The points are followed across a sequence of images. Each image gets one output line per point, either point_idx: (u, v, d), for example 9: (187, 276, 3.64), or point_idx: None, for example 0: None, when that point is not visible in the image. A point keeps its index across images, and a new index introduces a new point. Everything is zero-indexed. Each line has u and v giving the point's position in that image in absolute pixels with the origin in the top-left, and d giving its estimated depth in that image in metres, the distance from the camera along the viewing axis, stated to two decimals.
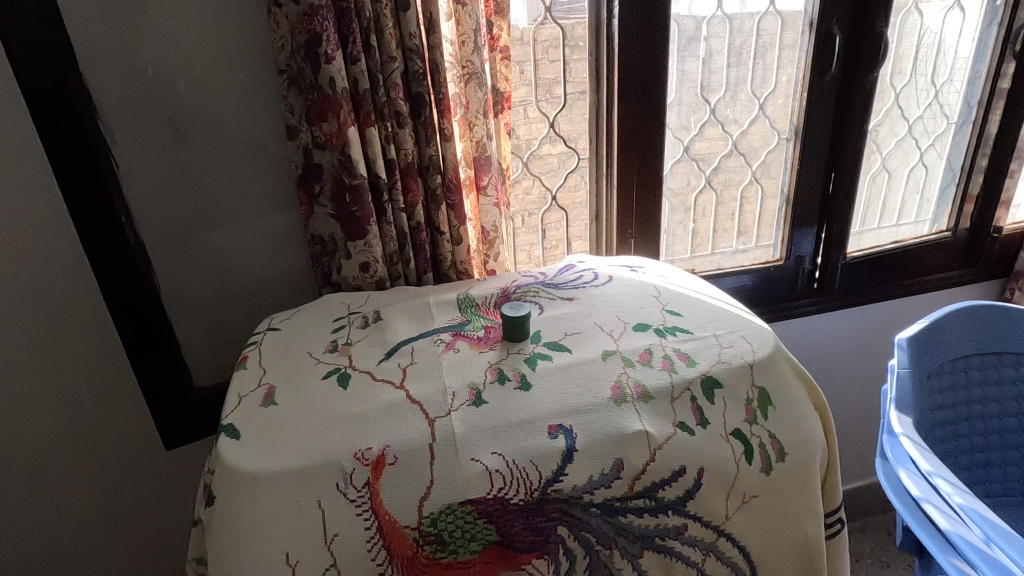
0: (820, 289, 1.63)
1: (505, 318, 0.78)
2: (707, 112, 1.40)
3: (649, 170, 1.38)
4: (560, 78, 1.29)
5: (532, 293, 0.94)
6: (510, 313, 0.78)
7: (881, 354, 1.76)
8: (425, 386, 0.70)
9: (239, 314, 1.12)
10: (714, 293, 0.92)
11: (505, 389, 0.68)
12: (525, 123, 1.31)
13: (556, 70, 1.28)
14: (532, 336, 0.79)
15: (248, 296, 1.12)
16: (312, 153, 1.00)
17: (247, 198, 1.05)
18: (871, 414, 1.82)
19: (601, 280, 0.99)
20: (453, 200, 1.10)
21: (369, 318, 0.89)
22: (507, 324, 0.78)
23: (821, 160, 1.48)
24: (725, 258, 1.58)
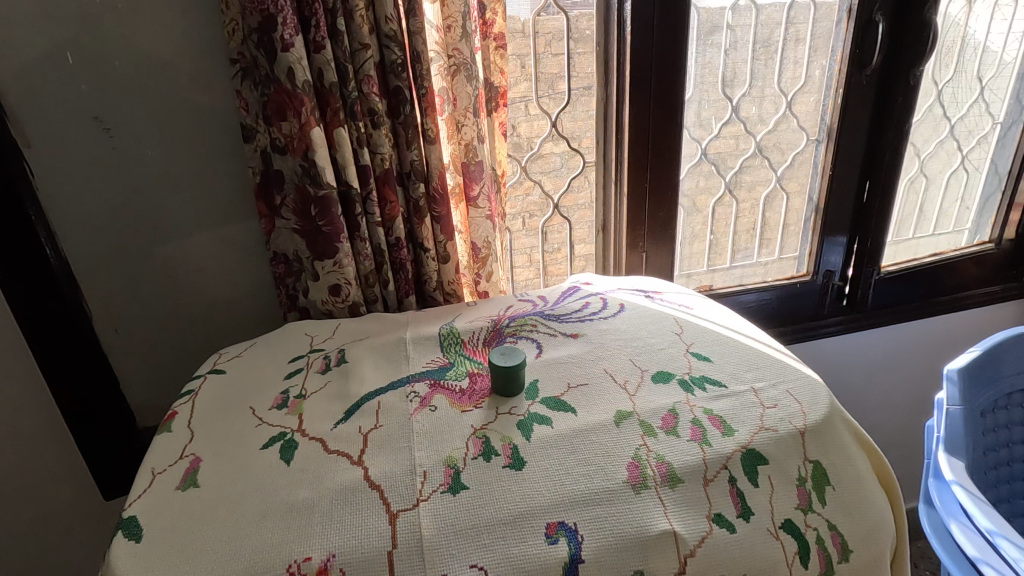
0: (849, 307, 1.46)
1: (495, 367, 0.63)
2: (729, 110, 1.24)
3: (664, 174, 1.22)
4: (565, 74, 1.14)
5: (529, 327, 0.79)
6: (502, 364, 0.62)
7: (916, 376, 1.60)
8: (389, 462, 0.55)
9: (190, 342, 0.97)
10: (748, 329, 0.77)
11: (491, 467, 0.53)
12: (523, 121, 1.16)
13: (560, 63, 1.13)
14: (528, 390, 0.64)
15: (200, 321, 0.97)
16: (272, 157, 0.85)
17: (195, 209, 0.90)
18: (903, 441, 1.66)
19: (610, 310, 0.84)
20: (439, 212, 0.94)
21: (332, 359, 0.73)
22: (499, 376, 0.63)
23: (857, 164, 1.31)
24: (746, 271, 1.42)
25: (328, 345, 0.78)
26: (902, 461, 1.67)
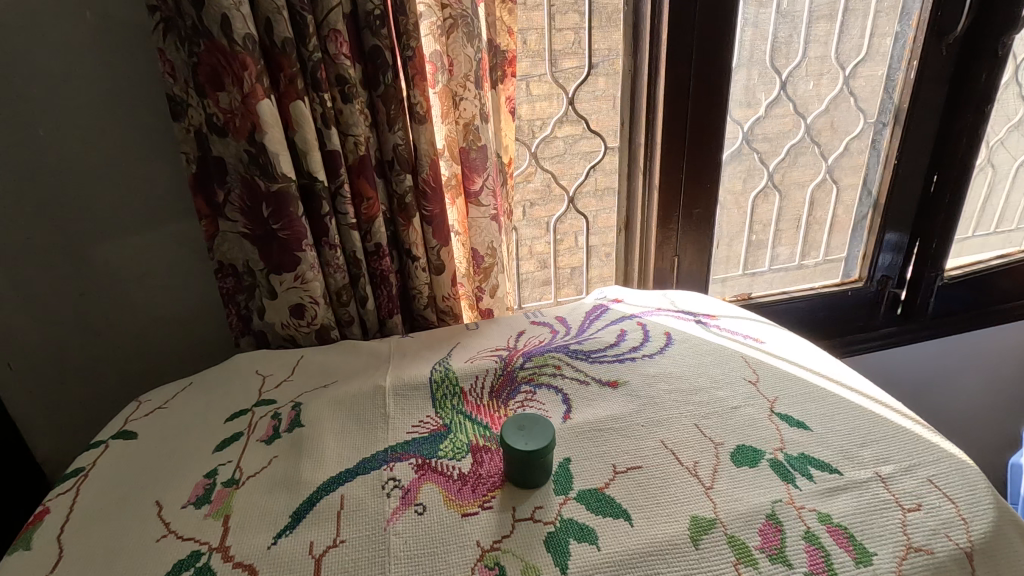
0: (904, 318, 1.27)
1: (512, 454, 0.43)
2: (778, 86, 1.04)
3: (703, 163, 1.01)
4: (580, 50, 0.95)
5: (551, 369, 0.59)
6: (522, 450, 0.43)
7: (977, 393, 1.40)
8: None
9: (115, 367, 0.79)
10: (843, 375, 0.58)
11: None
12: (529, 101, 0.96)
13: (572, 38, 0.93)
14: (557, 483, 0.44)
15: (127, 342, 0.78)
16: (208, 139, 0.64)
17: (111, 205, 0.71)
18: None
19: (654, 342, 0.64)
20: (430, 211, 0.74)
21: (283, 419, 0.54)
22: (517, 466, 0.44)
23: (926, 153, 1.11)
24: (787, 275, 1.22)
25: (282, 395, 0.58)
26: None
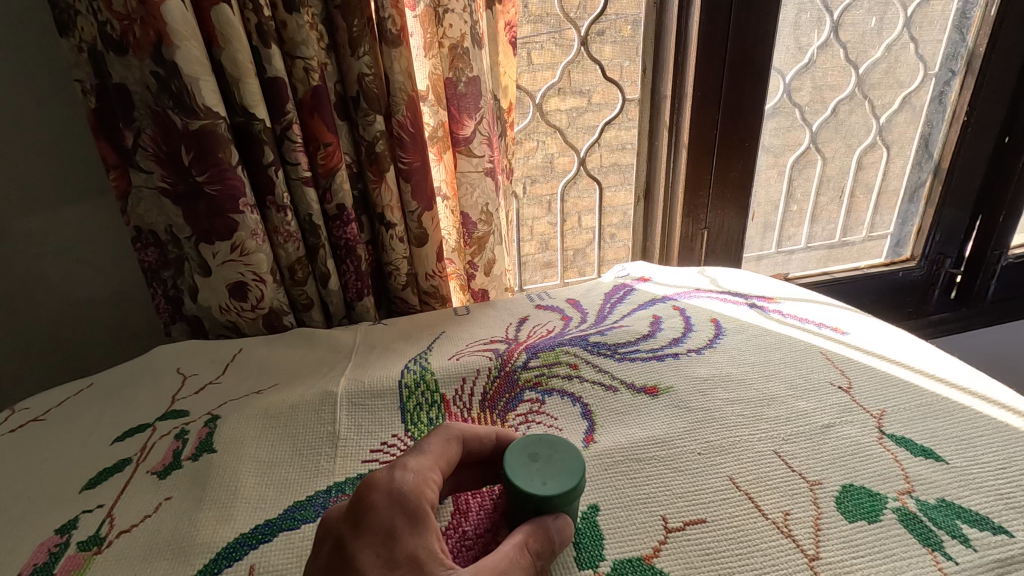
0: (959, 302, 1.11)
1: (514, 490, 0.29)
2: (829, 26, 0.87)
3: (739, 118, 0.84)
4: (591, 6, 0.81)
5: (566, 370, 0.44)
6: (535, 495, 0.29)
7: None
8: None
9: (45, 342, 0.69)
10: (965, 378, 0.42)
11: None
12: (530, 72, 0.83)
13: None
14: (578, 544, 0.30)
15: (56, 313, 0.68)
16: (105, 59, 0.48)
17: (22, 152, 0.60)
18: None
19: (699, 331, 0.49)
20: (408, 164, 0.58)
21: (190, 440, 0.39)
22: (521, 513, 0.30)
23: (1001, 109, 0.93)
24: (826, 255, 1.07)
25: (199, 405, 0.43)
26: None
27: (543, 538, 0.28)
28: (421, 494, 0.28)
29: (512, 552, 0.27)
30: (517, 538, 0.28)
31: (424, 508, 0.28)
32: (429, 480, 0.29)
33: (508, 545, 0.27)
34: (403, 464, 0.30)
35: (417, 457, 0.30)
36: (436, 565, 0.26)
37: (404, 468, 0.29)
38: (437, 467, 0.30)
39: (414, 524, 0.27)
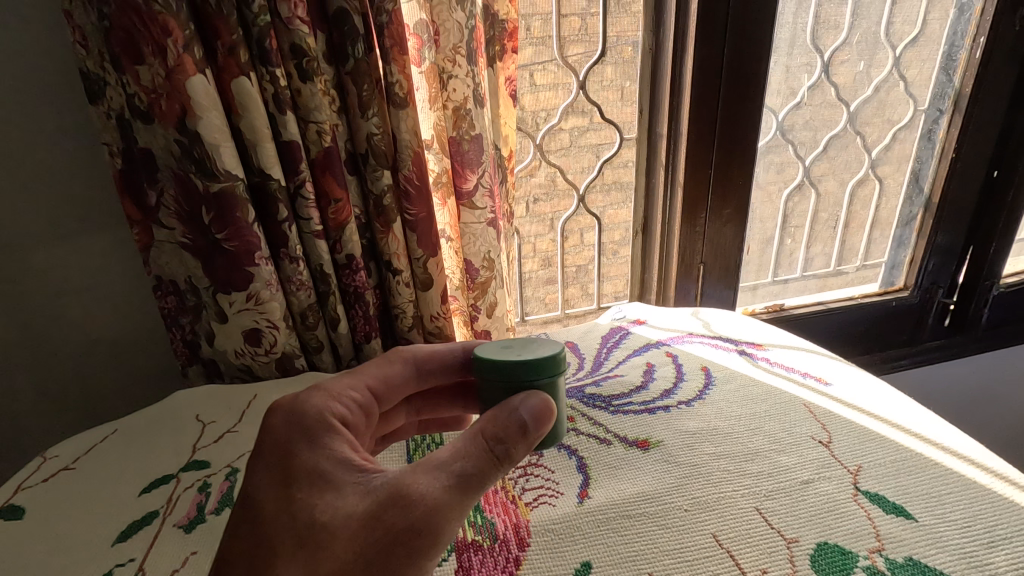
0: (954, 330, 1.13)
1: (484, 370, 0.39)
2: (818, 66, 0.90)
3: (734, 155, 0.86)
4: (589, 36, 0.85)
5: (562, 423, 0.46)
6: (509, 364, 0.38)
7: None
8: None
9: (73, 379, 0.73)
10: (940, 433, 0.45)
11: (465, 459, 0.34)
12: (533, 91, 0.86)
13: (577, 24, 0.83)
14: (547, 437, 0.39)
15: (84, 351, 0.72)
16: (132, 126, 0.51)
17: (58, 204, 0.65)
18: None
19: (689, 381, 0.52)
20: (414, 215, 0.61)
21: (212, 494, 0.42)
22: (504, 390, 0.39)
23: (991, 145, 0.95)
24: (823, 283, 1.09)
25: (219, 456, 0.46)
26: None
27: (500, 423, 0.35)
28: (320, 403, 0.40)
29: (471, 440, 0.34)
30: (479, 424, 0.35)
31: (319, 413, 0.39)
32: (329, 395, 0.42)
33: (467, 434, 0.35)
34: (314, 385, 0.42)
35: (330, 381, 0.43)
36: (331, 449, 0.37)
37: (313, 388, 0.42)
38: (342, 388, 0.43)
39: (310, 429, 0.38)
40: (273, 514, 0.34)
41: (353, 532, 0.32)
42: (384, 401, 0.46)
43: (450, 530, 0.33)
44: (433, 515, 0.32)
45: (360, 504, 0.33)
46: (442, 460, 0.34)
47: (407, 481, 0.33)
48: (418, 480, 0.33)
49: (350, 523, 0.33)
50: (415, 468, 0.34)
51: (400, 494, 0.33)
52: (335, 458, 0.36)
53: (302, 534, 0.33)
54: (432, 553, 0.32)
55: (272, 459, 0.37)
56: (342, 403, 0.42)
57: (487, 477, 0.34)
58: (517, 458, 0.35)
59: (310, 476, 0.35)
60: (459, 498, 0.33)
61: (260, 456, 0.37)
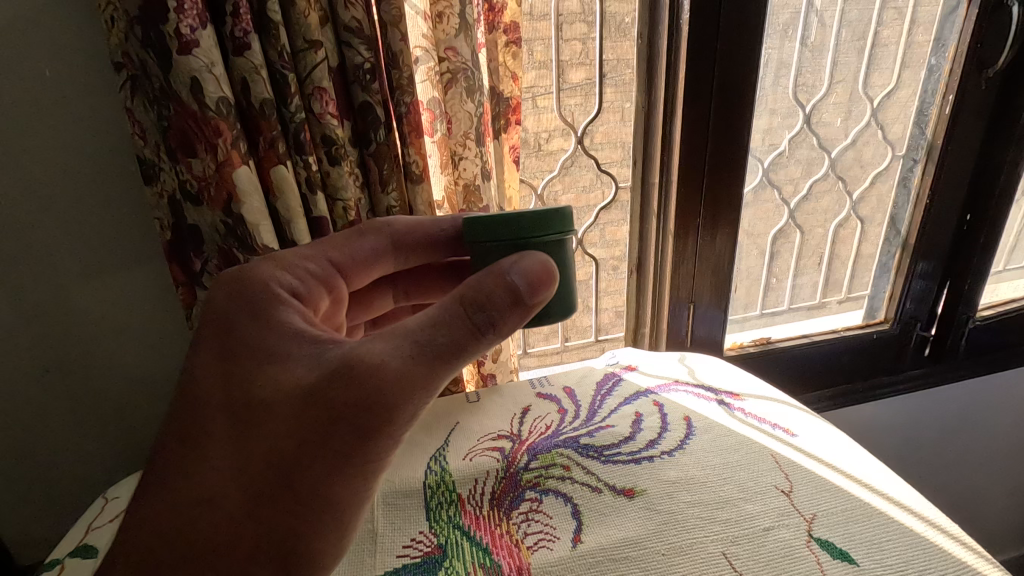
0: (934, 359, 1.19)
1: (478, 234, 0.44)
2: (800, 118, 0.96)
3: (720, 204, 0.94)
4: (588, 59, 0.88)
5: (559, 472, 0.53)
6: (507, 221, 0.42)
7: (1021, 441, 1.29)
8: (179, 492, 0.39)
9: (125, 409, 0.82)
10: (887, 483, 0.51)
11: (442, 327, 0.38)
12: (536, 114, 0.90)
13: (578, 48, 0.87)
14: (558, 298, 0.46)
15: (135, 385, 0.81)
16: (182, 206, 0.58)
17: (115, 261, 0.73)
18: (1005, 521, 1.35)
19: (672, 430, 0.59)
20: None
21: None
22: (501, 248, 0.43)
23: (961, 191, 1.03)
24: (809, 316, 1.15)
25: None
26: (1001, 544, 1.36)
27: (476, 291, 0.38)
28: (268, 274, 0.48)
29: (449, 303, 0.39)
30: (459, 292, 0.39)
31: (265, 284, 0.46)
32: (275, 268, 0.48)
33: (448, 299, 0.39)
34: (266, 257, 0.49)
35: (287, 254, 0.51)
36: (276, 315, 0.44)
37: (262, 260, 0.49)
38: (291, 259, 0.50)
39: (256, 300, 0.45)
40: (215, 383, 0.42)
41: (288, 399, 0.38)
42: (349, 273, 0.55)
43: (408, 398, 0.37)
44: (395, 377, 0.37)
45: (314, 369, 0.39)
46: (423, 322, 0.39)
47: (361, 347, 0.38)
48: (388, 343, 0.38)
49: (291, 389, 0.39)
50: (397, 327, 0.40)
51: (362, 359, 0.38)
52: (282, 326, 0.44)
53: (241, 405, 0.40)
54: (383, 418, 0.37)
55: (215, 326, 0.45)
56: (291, 273, 0.49)
57: (463, 340, 0.38)
58: (502, 322, 0.38)
59: (258, 348, 0.42)
60: (428, 360, 0.38)
61: (205, 326, 0.46)
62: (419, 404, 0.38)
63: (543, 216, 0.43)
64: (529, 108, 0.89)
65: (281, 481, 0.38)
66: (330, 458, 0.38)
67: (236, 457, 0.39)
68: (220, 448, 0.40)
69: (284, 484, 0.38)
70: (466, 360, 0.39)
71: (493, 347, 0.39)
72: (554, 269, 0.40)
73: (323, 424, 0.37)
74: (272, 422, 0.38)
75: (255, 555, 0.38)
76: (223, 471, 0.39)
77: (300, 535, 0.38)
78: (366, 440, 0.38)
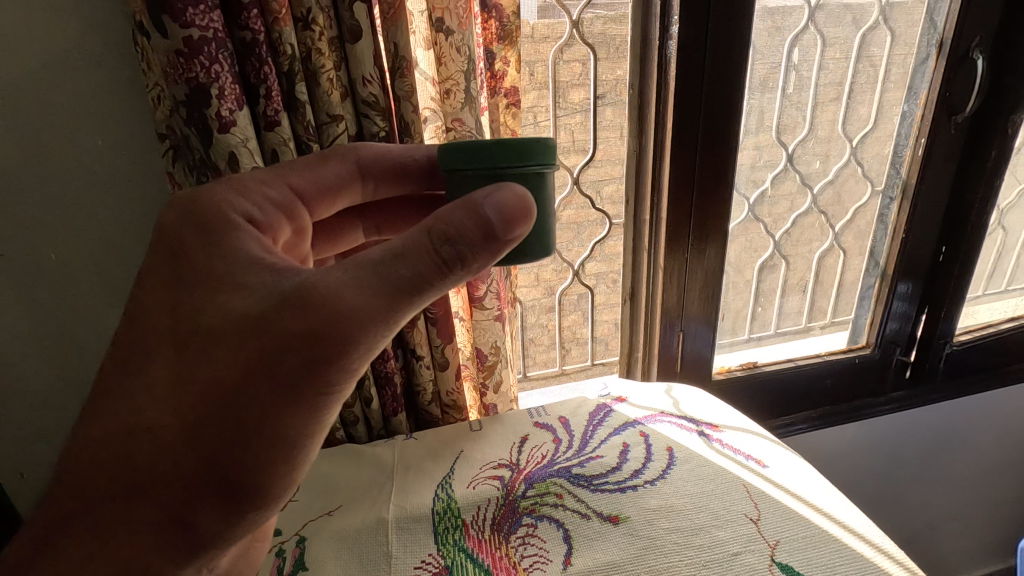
0: (914, 381, 1.26)
1: (455, 158, 0.48)
2: (783, 158, 1.02)
3: (705, 239, 1.01)
4: (586, 80, 0.93)
5: (553, 499, 0.60)
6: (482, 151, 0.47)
7: (1000, 460, 1.34)
8: (137, 414, 0.43)
9: None
10: (842, 513, 0.58)
11: (405, 256, 0.41)
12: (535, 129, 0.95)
13: (578, 69, 0.92)
14: (536, 233, 0.51)
15: None
16: None
17: None
18: (986, 537, 1.40)
19: (656, 460, 0.65)
20: (435, 313, 0.74)
21: (287, 559, 0.55)
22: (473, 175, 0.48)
23: (934, 225, 1.11)
24: (791, 340, 1.21)
25: (287, 524, 0.60)
26: (980, 558, 1.42)
27: (440, 223, 0.41)
28: (230, 194, 0.50)
29: (414, 235, 0.41)
30: (425, 224, 0.41)
31: (225, 203, 0.49)
32: (235, 188, 0.51)
33: (413, 231, 0.42)
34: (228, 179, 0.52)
35: (249, 176, 0.53)
36: (236, 233, 0.48)
37: (224, 181, 0.52)
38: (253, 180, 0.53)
39: (216, 217, 0.48)
40: (170, 308, 0.45)
41: (244, 321, 0.42)
42: (311, 201, 0.58)
43: (365, 326, 0.40)
44: (356, 305, 0.40)
45: (273, 292, 0.42)
46: (391, 250, 0.42)
47: (320, 277, 0.41)
48: (352, 273, 0.41)
49: (248, 310, 0.42)
50: (365, 256, 0.42)
51: (323, 286, 0.41)
52: (240, 250, 0.46)
53: (202, 326, 0.43)
54: (340, 342, 0.40)
55: (172, 249, 0.48)
56: (252, 197, 0.52)
57: (429, 271, 0.41)
58: (466, 257, 0.41)
59: (219, 270, 0.45)
60: (390, 289, 0.41)
61: (161, 245, 0.49)
62: (378, 330, 0.41)
63: (523, 150, 0.47)
64: (529, 123, 0.94)
65: (235, 399, 0.41)
66: (286, 367, 0.41)
67: (196, 373, 0.42)
68: (182, 375, 0.43)
69: (237, 401, 0.41)
70: (429, 291, 0.42)
71: (459, 279, 0.42)
72: (530, 205, 0.42)
73: (276, 346, 0.41)
74: (227, 343, 0.42)
75: (209, 468, 0.42)
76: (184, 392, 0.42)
77: (249, 450, 0.42)
78: (319, 363, 0.41)
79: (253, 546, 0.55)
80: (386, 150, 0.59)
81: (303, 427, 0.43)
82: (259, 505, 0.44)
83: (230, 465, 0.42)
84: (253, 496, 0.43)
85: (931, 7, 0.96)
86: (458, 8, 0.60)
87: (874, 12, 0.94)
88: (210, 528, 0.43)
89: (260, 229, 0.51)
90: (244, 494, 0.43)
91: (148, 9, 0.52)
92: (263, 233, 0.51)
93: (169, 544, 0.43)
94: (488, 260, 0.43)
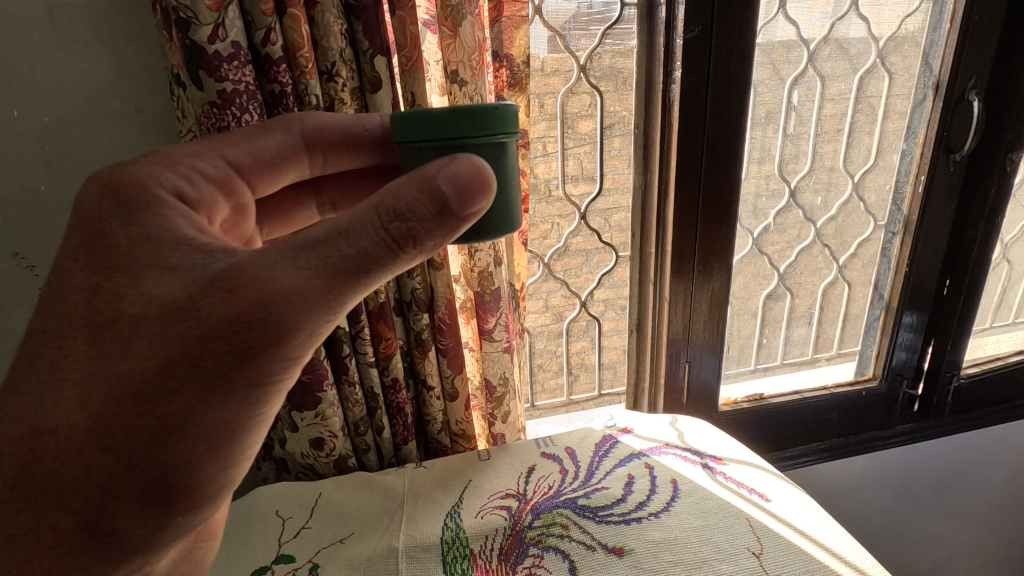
0: (922, 414, 1.26)
1: (405, 133, 0.46)
2: (786, 193, 1.05)
3: (709, 273, 1.03)
4: (593, 112, 0.95)
5: (559, 530, 0.61)
6: (432, 121, 0.45)
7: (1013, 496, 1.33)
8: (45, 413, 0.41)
9: None
10: (843, 546, 0.59)
11: (349, 235, 0.41)
12: (545, 159, 0.97)
13: (586, 101, 0.94)
14: (496, 209, 0.50)
15: None
16: None
17: None
18: None
19: (660, 492, 0.66)
20: (445, 345, 0.77)
21: None
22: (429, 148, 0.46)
23: (937, 260, 1.12)
24: (798, 370, 1.21)
25: (302, 551, 0.62)
26: None
27: (389, 199, 0.41)
28: (154, 169, 0.48)
29: (361, 212, 0.41)
30: (373, 203, 0.41)
31: (149, 178, 0.47)
32: (161, 164, 0.49)
33: (360, 208, 0.41)
34: (155, 153, 0.50)
35: (179, 151, 0.51)
36: (159, 208, 0.46)
37: (150, 156, 0.49)
38: (183, 156, 0.51)
39: (137, 192, 0.46)
40: (90, 293, 0.43)
41: (165, 307, 0.40)
42: (252, 177, 0.56)
43: (306, 308, 0.40)
44: (296, 286, 0.40)
45: (199, 274, 0.41)
46: (336, 228, 0.41)
47: (255, 259, 0.40)
48: (289, 253, 0.40)
49: (173, 294, 0.41)
50: (305, 236, 0.41)
51: (256, 268, 0.40)
52: (165, 227, 0.44)
53: (118, 314, 0.41)
54: (279, 323, 0.40)
55: (89, 227, 0.46)
56: (182, 171, 0.50)
57: (379, 249, 0.41)
58: (417, 234, 0.41)
59: (144, 247, 0.43)
60: (334, 270, 0.40)
61: (79, 225, 0.46)
62: (321, 313, 0.41)
63: (479, 119, 0.45)
64: (538, 154, 0.96)
65: (156, 394, 0.40)
66: (214, 353, 0.40)
67: (108, 368, 0.40)
68: (96, 369, 0.41)
69: (157, 397, 0.40)
70: (378, 269, 0.41)
71: (411, 255, 0.42)
72: (488, 176, 0.42)
73: (201, 334, 0.39)
74: (143, 332, 0.40)
75: (130, 465, 0.40)
76: (93, 391, 0.40)
77: (177, 444, 0.41)
78: (254, 347, 0.40)
79: (196, 547, 0.55)
80: (334, 120, 0.57)
81: (236, 417, 0.42)
82: (188, 505, 0.43)
83: (150, 462, 0.40)
84: (182, 492, 0.42)
85: (926, 52, 1.00)
86: (471, 61, 0.64)
87: (870, 56, 0.98)
88: (134, 532, 0.42)
89: (188, 206, 0.49)
90: (171, 493, 0.42)
91: (185, 63, 0.55)
92: (194, 210, 0.49)
93: (89, 550, 0.41)
94: (443, 237, 0.43)
